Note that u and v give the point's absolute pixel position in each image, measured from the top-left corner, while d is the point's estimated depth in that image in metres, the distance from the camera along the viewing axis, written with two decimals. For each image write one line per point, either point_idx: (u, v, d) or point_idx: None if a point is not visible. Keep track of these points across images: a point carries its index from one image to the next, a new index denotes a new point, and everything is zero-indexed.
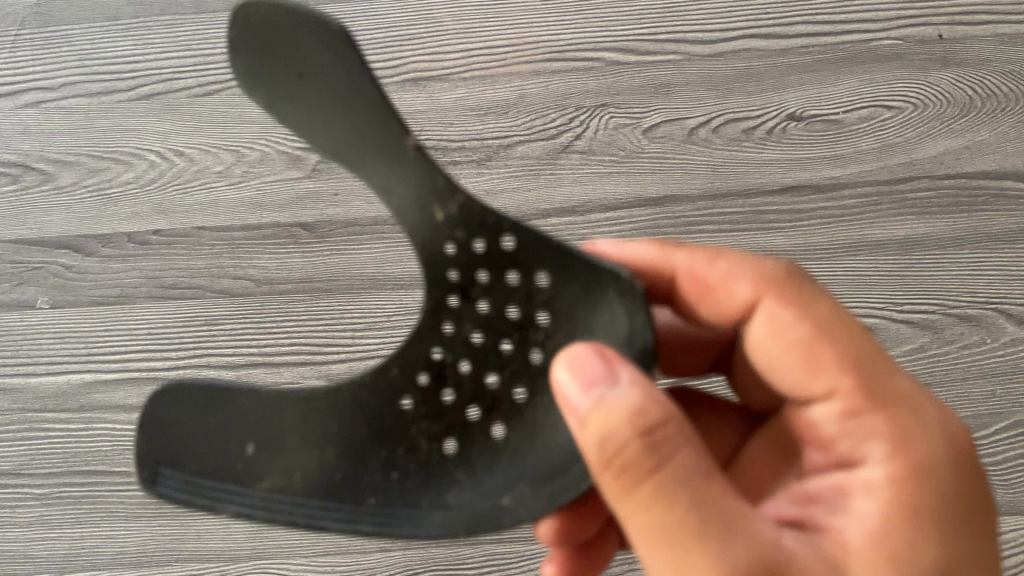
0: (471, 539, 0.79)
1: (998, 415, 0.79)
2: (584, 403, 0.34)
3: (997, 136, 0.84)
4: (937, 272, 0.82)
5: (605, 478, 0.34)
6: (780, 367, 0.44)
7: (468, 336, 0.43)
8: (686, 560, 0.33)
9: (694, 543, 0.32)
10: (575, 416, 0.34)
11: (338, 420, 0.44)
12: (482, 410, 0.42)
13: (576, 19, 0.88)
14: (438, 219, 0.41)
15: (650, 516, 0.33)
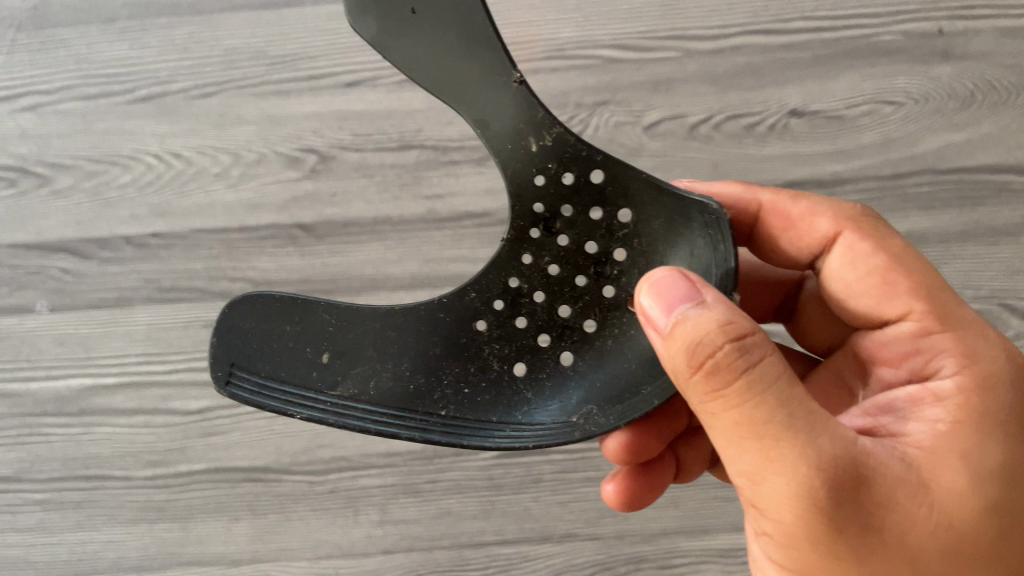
0: (474, 540, 0.78)
1: None
2: (671, 312, 0.35)
3: (999, 130, 0.84)
4: (940, 267, 0.81)
5: (688, 383, 0.35)
6: (853, 293, 0.46)
7: (546, 266, 0.44)
8: (773, 454, 0.35)
9: (779, 439, 0.34)
10: (661, 325, 0.36)
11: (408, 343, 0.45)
12: (556, 339, 0.44)
13: (575, 16, 0.86)
14: (534, 149, 0.45)
15: (735, 415, 0.35)
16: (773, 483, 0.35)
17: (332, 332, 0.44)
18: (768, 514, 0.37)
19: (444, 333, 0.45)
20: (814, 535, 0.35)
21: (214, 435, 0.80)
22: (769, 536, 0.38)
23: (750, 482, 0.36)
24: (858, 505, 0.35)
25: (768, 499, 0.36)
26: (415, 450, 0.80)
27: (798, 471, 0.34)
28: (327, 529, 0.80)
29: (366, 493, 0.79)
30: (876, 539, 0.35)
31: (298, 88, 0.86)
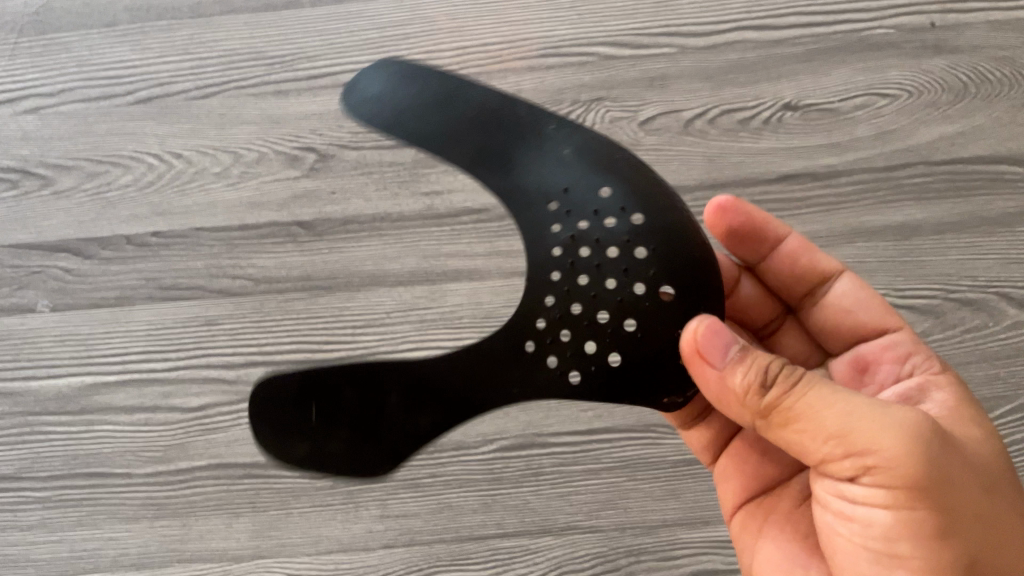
0: (475, 534, 0.78)
1: (1001, 398, 0.79)
2: (726, 364, 0.40)
3: (991, 121, 0.85)
4: (937, 257, 0.82)
5: (773, 402, 0.40)
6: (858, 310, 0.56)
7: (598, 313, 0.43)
8: (861, 421, 0.38)
9: (861, 407, 0.39)
10: (732, 369, 0.40)
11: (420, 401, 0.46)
12: (603, 317, 0.43)
13: (570, 15, 0.88)
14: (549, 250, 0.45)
15: (827, 410, 0.39)
16: (886, 449, 0.37)
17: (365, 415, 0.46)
18: (874, 489, 0.39)
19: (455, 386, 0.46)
20: (930, 484, 0.37)
21: (215, 431, 0.81)
22: (878, 529, 0.39)
23: (850, 467, 0.39)
24: (943, 446, 0.39)
25: (866, 440, 0.38)
26: None
27: (894, 424, 0.38)
28: (329, 524, 0.80)
29: (367, 487, 0.80)
30: (959, 474, 0.39)
31: (297, 88, 0.87)
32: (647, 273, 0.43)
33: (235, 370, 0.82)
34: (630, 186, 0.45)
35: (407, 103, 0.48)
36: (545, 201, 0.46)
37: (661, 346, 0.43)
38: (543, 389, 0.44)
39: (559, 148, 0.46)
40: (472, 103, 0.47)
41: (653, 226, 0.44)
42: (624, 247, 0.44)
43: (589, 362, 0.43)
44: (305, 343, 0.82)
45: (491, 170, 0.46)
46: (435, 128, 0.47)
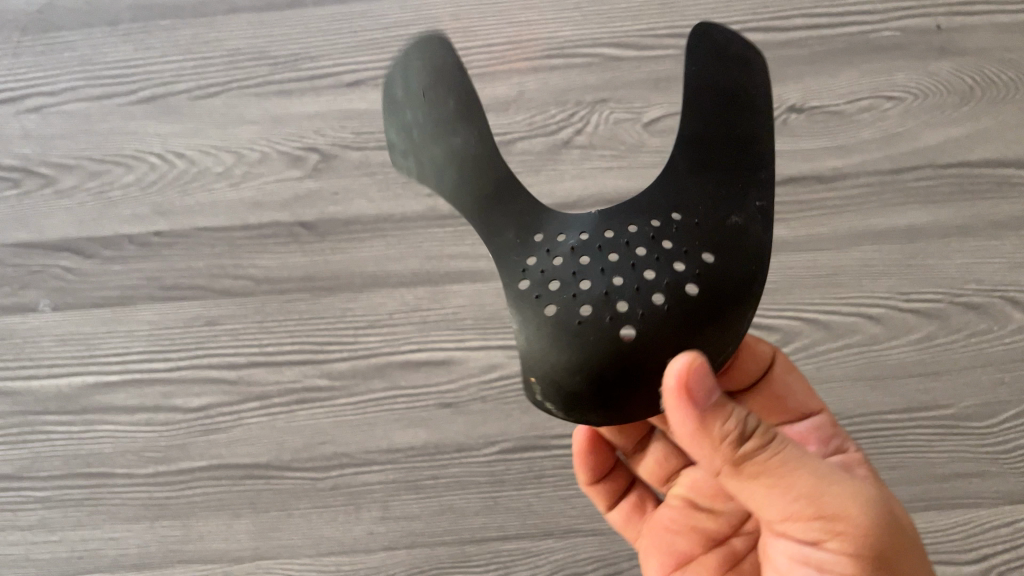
0: (476, 536, 0.78)
1: (1005, 403, 0.79)
2: (707, 409, 0.37)
3: (997, 125, 0.84)
4: (942, 261, 0.81)
5: (750, 457, 0.39)
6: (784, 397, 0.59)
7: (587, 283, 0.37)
8: (830, 488, 0.40)
9: (824, 471, 0.40)
10: (715, 416, 0.37)
11: (455, 168, 0.42)
12: (585, 288, 0.37)
13: (575, 15, 0.88)
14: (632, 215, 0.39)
15: (801, 475, 0.39)
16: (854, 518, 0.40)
17: (410, 130, 0.44)
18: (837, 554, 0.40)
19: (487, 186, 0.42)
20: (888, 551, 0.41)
21: (215, 432, 0.80)
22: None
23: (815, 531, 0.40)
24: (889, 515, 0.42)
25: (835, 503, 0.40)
26: (417, 446, 0.79)
27: (856, 495, 0.40)
28: (328, 526, 0.79)
29: (367, 490, 0.79)
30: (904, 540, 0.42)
31: (301, 88, 0.87)
32: (638, 308, 0.36)
33: (237, 370, 0.82)
34: (730, 283, 0.38)
35: (715, 55, 0.43)
36: (676, 206, 0.40)
37: (573, 347, 0.36)
38: (504, 266, 0.40)
39: (730, 212, 0.40)
40: (745, 115, 0.42)
41: (702, 308, 0.37)
42: (662, 287, 0.37)
43: (533, 295, 0.38)
44: (307, 343, 0.82)
45: (683, 147, 0.41)
46: (705, 81, 0.43)
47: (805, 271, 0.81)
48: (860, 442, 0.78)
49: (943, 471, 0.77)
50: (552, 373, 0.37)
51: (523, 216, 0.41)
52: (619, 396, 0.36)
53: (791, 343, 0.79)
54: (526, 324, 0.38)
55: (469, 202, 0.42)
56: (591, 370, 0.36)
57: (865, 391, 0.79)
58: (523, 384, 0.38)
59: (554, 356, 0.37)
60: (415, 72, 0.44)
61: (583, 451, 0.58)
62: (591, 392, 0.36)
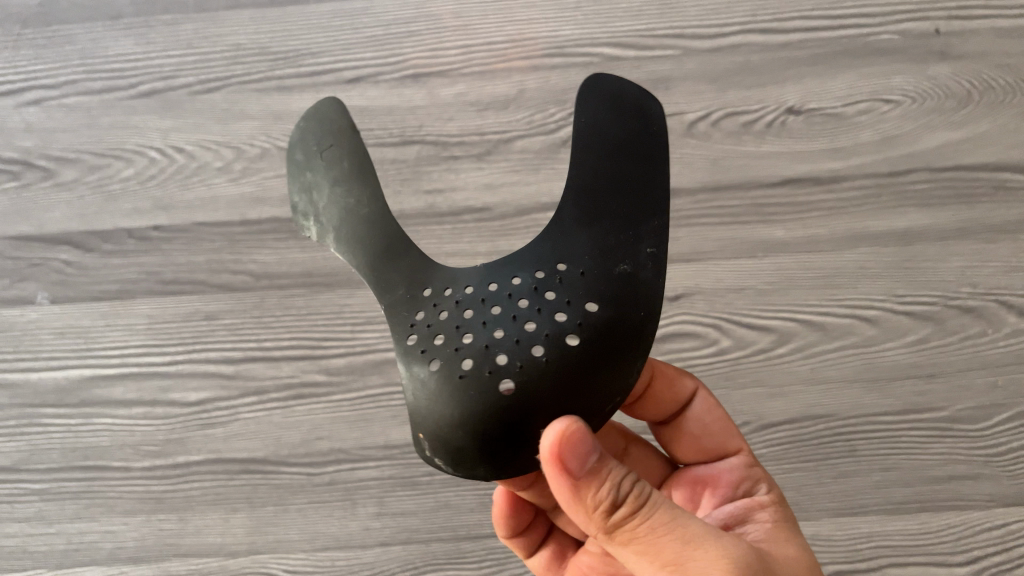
0: (471, 533, 0.78)
1: (999, 406, 0.79)
2: (585, 477, 0.36)
3: (996, 129, 0.84)
4: (938, 263, 0.82)
5: (618, 521, 0.37)
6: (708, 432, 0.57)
7: (468, 336, 0.34)
8: (694, 551, 0.37)
9: (699, 535, 0.37)
10: (588, 482, 0.36)
11: (350, 223, 0.39)
12: (466, 342, 0.34)
13: (576, 14, 0.88)
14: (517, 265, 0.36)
15: (665, 538, 0.37)
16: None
17: (309, 188, 0.42)
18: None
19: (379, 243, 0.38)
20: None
21: (213, 426, 0.81)
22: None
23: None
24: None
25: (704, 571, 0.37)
26: (414, 442, 0.79)
27: (724, 558, 0.37)
28: (325, 521, 0.79)
29: (364, 486, 0.79)
30: None
31: (302, 84, 0.87)
32: (517, 360, 0.34)
33: (234, 365, 0.82)
34: (618, 334, 0.35)
35: (610, 105, 0.40)
36: (561, 256, 0.36)
37: (454, 402, 0.34)
38: (392, 320, 0.37)
39: (621, 262, 0.36)
40: (648, 168, 0.39)
41: (583, 359, 0.34)
42: (542, 339, 0.34)
43: (417, 349, 0.35)
44: (305, 339, 0.82)
45: (576, 195, 0.37)
46: (595, 130, 0.39)
47: (802, 272, 0.82)
48: (854, 443, 0.79)
49: (935, 473, 0.78)
50: (439, 430, 0.34)
51: (415, 271, 0.38)
52: (502, 453, 0.34)
53: (788, 344, 0.80)
54: (413, 380, 0.35)
55: (360, 245, 0.39)
56: (473, 424, 0.34)
57: (860, 393, 0.79)
58: (414, 439, 0.36)
59: (436, 410, 0.34)
60: (314, 135, 0.43)
61: (504, 515, 0.57)
62: (477, 446, 0.34)
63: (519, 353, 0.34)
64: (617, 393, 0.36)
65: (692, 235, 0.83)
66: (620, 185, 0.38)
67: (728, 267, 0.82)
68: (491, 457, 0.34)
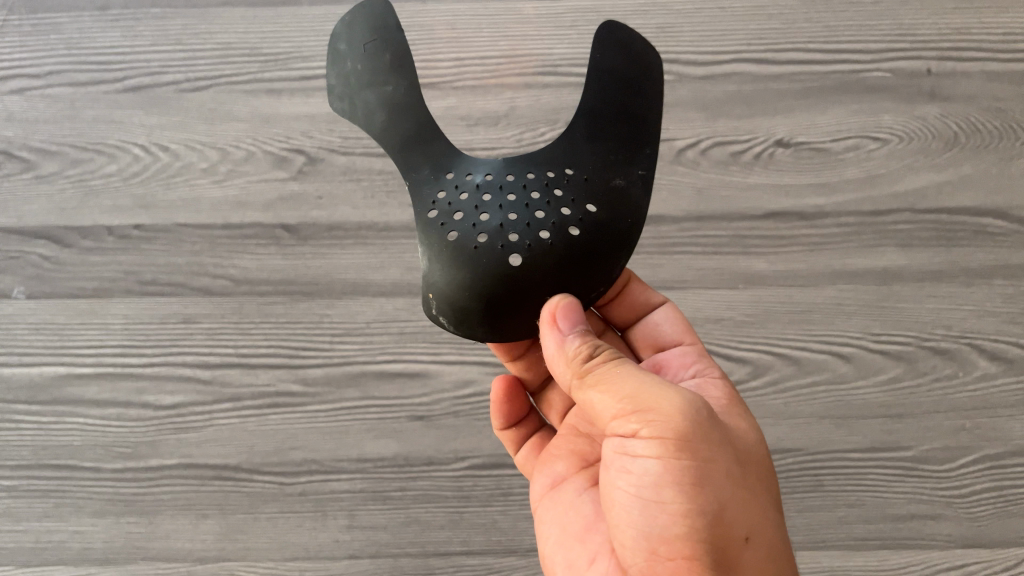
0: (440, 550, 0.78)
1: (965, 448, 0.80)
2: (573, 332, 0.43)
3: (979, 173, 0.85)
4: (915, 304, 0.83)
5: (593, 369, 0.44)
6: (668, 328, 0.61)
7: (485, 216, 0.43)
8: (649, 388, 0.43)
9: (654, 381, 0.44)
10: (574, 335, 0.44)
11: (386, 109, 0.48)
12: (483, 220, 0.43)
13: (571, 33, 0.88)
14: (527, 161, 0.45)
15: (627, 378, 0.44)
16: (664, 408, 0.42)
17: (349, 76, 0.49)
18: (649, 443, 0.42)
19: (408, 128, 0.47)
20: (695, 441, 0.42)
21: (186, 431, 0.81)
22: (650, 480, 0.42)
23: (633, 426, 0.43)
24: (713, 424, 0.44)
25: (654, 398, 0.43)
26: (388, 456, 0.80)
27: (675, 395, 0.43)
28: (294, 531, 0.79)
29: (335, 497, 0.80)
30: (724, 450, 0.44)
31: (291, 88, 0.87)
32: (526, 241, 0.43)
33: (211, 370, 0.82)
34: (610, 231, 0.44)
35: (623, 46, 0.48)
36: (570, 162, 0.45)
37: (467, 269, 0.43)
38: (417, 198, 0.46)
39: (616, 175, 0.45)
40: (646, 99, 0.48)
41: (580, 247, 0.43)
42: (549, 226, 0.43)
43: (438, 223, 0.44)
44: (283, 348, 0.82)
45: (588, 117, 0.47)
46: (610, 71, 0.48)
47: (780, 305, 0.82)
48: (822, 478, 0.80)
49: (898, 511, 0.79)
50: (450, 292, 0.44)
51: (439, 154, 0.46)
52: (503, 315, 0.44)
53: (762, 376, 0.81)
54: (432, 250, 0.44)
55: (395, 135, 0.47)
56: (481, 289, 0.43)
57: (830, 429, 0.80)
58: (423, 298, 0.45)
59: (449, 275, 0.43)
60: (358, 28, 0.50)
61: (499, 401, 0.61)
62: (480, 307, 0.43)
63: (526, 236, 0.43)
64: (602, 283, 0.45)
65: (676, 262, 0.83)
66: (623, 115, 0.47)
67: (707, 298, 0.83)
68: (493, 321, 0.44)
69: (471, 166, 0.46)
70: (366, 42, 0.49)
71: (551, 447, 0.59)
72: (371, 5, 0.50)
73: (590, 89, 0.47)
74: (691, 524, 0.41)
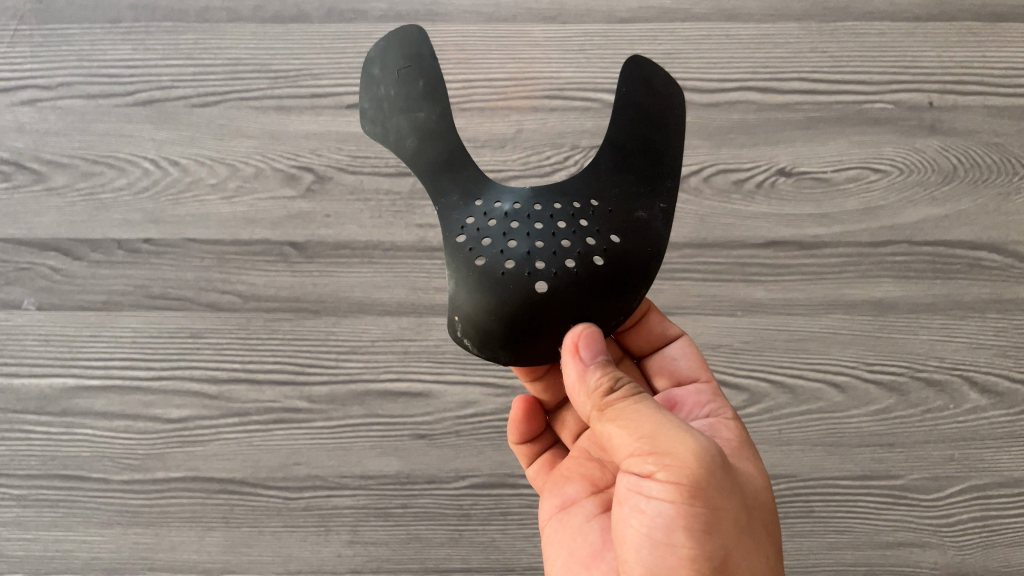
0: (439, 567, 0.81)
1: (952, 478, 0.83)
2: (594, 363, 0.43)
3: (976, 207, 0.87)
4: (909, 336, 0.84)
5: (613, 404, 0.44)
6: (682, 362, 0.62)
7: (512, 244, 0.43)
8: (669, 430, 0.43)
9: (674, 423, 0.43)
10: (596, 367, 0.43)
11: (418, 133, 0.48)
12: (511, 247, 0.43)
13: (578, 57, 0.89)
14: (555, 190, 0.45)
15: (647, 417, 0.43)
16: (682, 453, 0.42)
17: (382, 102, 0.50)
18: (664, 487, 0.42)
19: (438, 153, 0.47)
20: (709, 489, 0.42)
21: (194, 444, 0.82)
22: (661, 523, 0.42)
23: (649, 466, 0.43)
24: (726, 471, 0.43)
25: (673, 440, 0.42)
26: (390, 474, 0.82)
27: (693, 438, 0.43)
28: (298, 545, 0.81)
29: (338, 513, 0.81)
30: (734, 498, 0.43)
31: (300, 106, 0.88)
32: (553, 268, 0.42)
33: (218, 385, 0.83)
34: (632, 263, 0.44)
35: (646, 82, 0.49)
36: (594, 194, 0.45)
37: (494, 294, 0.42)
38: (446, 222, 0.46)
39: (638, 208, 0.45)
40: (667, 136, 0.48)
41: (605, 276, 0.43)
42: (574, 255, 0.43)
43: (466, 248, 0.44)
44: (287, 365, 0.83)
45: (613, 153, 0.47)
46: (633, 105, 0.48)
47: (777, 333, 0.84)
48: (812, 505, 0.82)
49: (886, 539, 0.81)
50: (475, 316, 0.43)
51: (468, 181, 0.47)
52: (528, 340, 0.43)
53: (758, 404, 0.82)
54: (461, 273, 0.44)
55: (425, 158, 0.48)
56: (505, 313, 0.42)
57: (823, 456, 0.82)
58: (448, 321, 0.45)
59: (475, 299, 0.43)
60: (392, 54, 0.51)
61: (519, 421, 0.62)
62: (504, 330, 0.43)
63: (552, 263, 0.42)
64: (622, 312, 0.45)
65: (675, 289, 0.84)
66: (647, 152, 0.47)
67: (706, 324, 0.84)
68: (517, 346, 0.43)
69: (500, 193, 0.46)
70: (400, 66, 0.50)
71: (563, 470, 0.59)
72: (404, 31, 0.51)
73: (614, 124, 0.48)
74: (697, 571, 0.42)
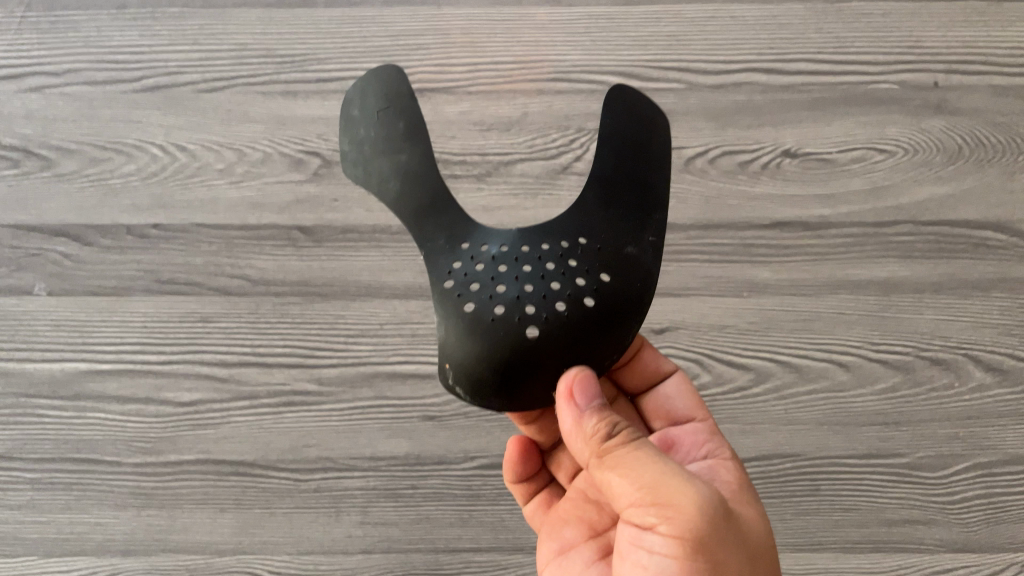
0: (450, 546, 0.81)
1: (959, 456, 0.83)
2: (590, 410, 0.43)
3: (980, 185, 0.87)
4: (914, 315, 0.85)
5: (611, 450, 0.44)
6: (679, 400, 0.63)
7: (501, 288, 0.43)
8: (670, 480, 0.43)
9: (674, 471, 0.44)
10: (591, 414, 0.43)
11: (401, 176, 0.48)
12: (500, 291, 0.43)
13: (583, 40, 0.90)
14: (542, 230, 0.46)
15: (647, 467, 0.43)
16: (684, 507, 0.42)
17: (362, 142, 0.50)
18: (667, 542, 0.42)
19: (423, 197, 0.47)
20: (711, 543, 0.42)
21: (204, 427, 0.83)
22: None
23: (651, 519, 0.43)
24: (727, 522, 0.44)
25: (675, 493, 0.43)
26: (399, 455, 0.83)
27: (693, 489, 0.43)
28: (309, 526, 0.82)
29: (349, 494, 0.82)
30: (736, 549, 0.44)
31: (307, 90, 0.88)
32: (543, 313, 0.42)
33: (228, 368, 0.84)
34: (624, 301, 0.44)
35: (632, 112, 0.51)
36: (582, 232, 0.46)
37: (485, 340, 0.42)
38: (434, 268, 0.46)
39: (627, 242, 0.46)
40: (653, 165, 0.49)
41: (596, 318, 0.43)
42: (564, 298, 0.43)
43: (455, 294, 0.44)
44: (297, 348, 0.84)
45: (601, 184, 0.48)
46: (618, 133, 0.50)
47: (783, 313, 0.84)
48: (818, 484, 0.82)
49: (890, 516, 0.82)
50: (466, 365, 0.43)
51: (454, 225, 0.47)
52: (522, 387, 0.42)
53: (764, 384, 0.82)
54: (448, 319, 0.43)
55: (409, 203, 0.48)
56: (498, 359, 0.42)
57: (829, 435, 0.82)
58: (439, 371, 0.44)
59: (466, 347, 0.43)
60: (370, 95, 0.51)
61: (514, 463, 0.63)
62: (498, 379, 0.42)
63: (542, 307, 0.42)
64: (616, 351, 0.44)
65: (681, 270, 0.85)
66: (635, 181, 0.48)
67: (712, 305, 0.84)
68: (511, 394, 0.43)
69: (487, 236, 0.46)
70: (379, 109, 0.50)
71: (560, 511, 0.59)
72: (383, 72, 0.51)
73: (601, 151, 0.49)
74: None
